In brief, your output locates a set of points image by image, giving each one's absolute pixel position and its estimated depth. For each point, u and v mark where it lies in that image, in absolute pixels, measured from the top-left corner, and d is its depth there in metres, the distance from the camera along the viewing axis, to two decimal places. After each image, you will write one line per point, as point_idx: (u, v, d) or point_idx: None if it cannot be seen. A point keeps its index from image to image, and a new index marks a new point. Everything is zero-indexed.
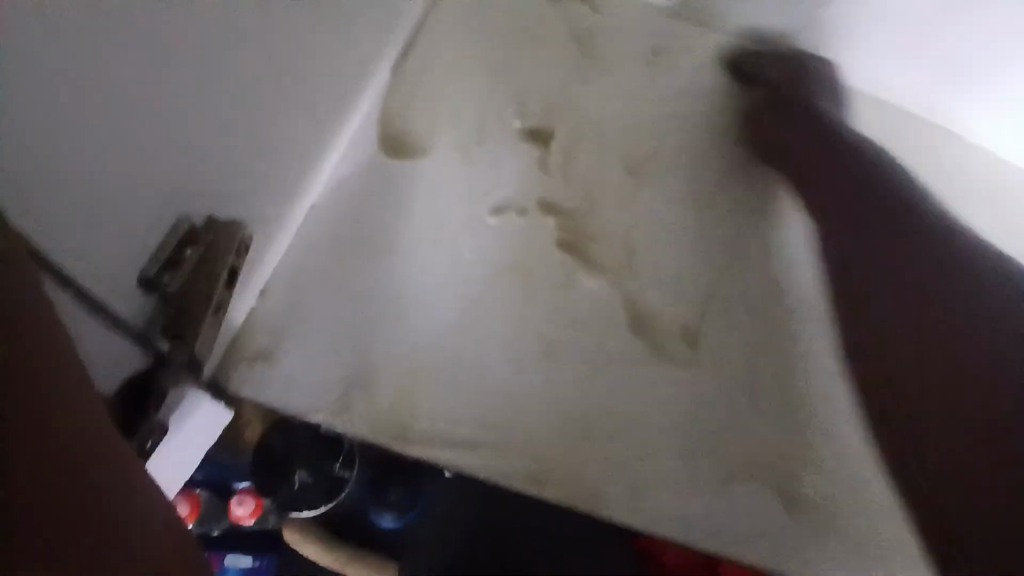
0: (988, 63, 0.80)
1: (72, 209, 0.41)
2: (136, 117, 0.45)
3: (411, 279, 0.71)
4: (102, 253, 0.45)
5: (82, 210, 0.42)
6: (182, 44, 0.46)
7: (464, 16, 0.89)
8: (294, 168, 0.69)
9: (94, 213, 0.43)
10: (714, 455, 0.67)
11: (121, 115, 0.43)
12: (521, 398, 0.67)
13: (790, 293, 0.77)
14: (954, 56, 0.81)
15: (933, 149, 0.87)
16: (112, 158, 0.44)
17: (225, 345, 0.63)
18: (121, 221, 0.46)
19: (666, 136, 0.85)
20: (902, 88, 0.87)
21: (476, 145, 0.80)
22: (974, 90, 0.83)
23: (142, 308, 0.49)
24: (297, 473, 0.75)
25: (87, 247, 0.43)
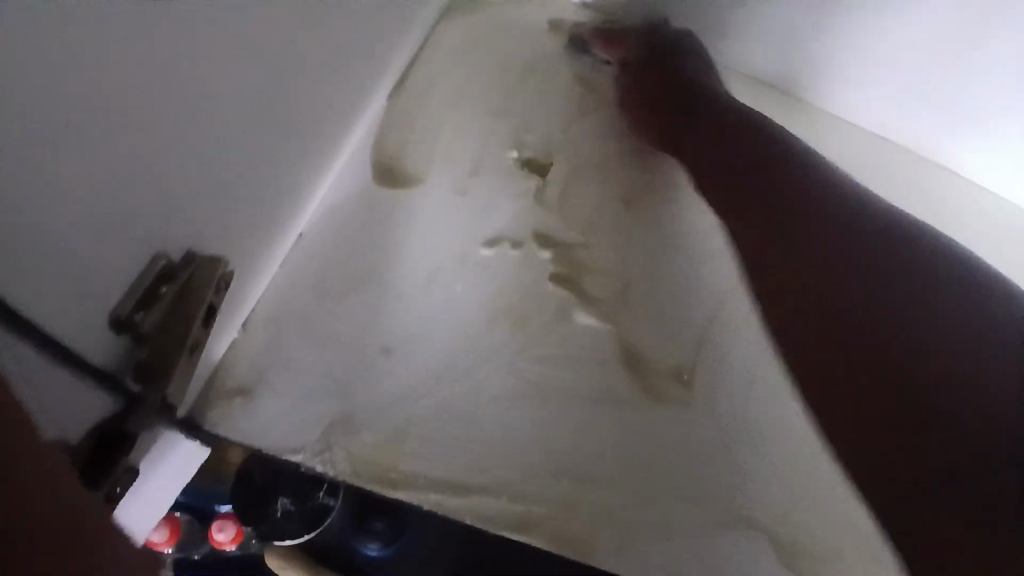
0: (992, 105, 0.82)
1: (43, 246, 0.40)
2: (114, 151, 0.43)
3: (399, 318, 0.69)
4: (68, 294, 0.42)
5: (54, 248, 0.40)
6: (165, 72, 0.45)
7: (463, 53, 0.92)
8: (286, 197, 0.68)
9: (67, 252, 0.41)
10: (712, 506, 0.65)
11: (103, 143, 0.42)
12: (511, 440, 0.65)
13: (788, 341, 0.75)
14: (959, 94, 0.84)
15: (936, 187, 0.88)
16: (94, 194, 0.42)
17: (204, 380, 0.61)
18: (94, 261, 0.44)
19: (660, 174, 0.86)
20: (905, 126, 0.90)
21: (471, 177, 0.80)
22: (981, 129, 0.85)
23: (114, 349, 0.47)
24: (279, 502, 0.67)
25: (51, 286, 0.41)
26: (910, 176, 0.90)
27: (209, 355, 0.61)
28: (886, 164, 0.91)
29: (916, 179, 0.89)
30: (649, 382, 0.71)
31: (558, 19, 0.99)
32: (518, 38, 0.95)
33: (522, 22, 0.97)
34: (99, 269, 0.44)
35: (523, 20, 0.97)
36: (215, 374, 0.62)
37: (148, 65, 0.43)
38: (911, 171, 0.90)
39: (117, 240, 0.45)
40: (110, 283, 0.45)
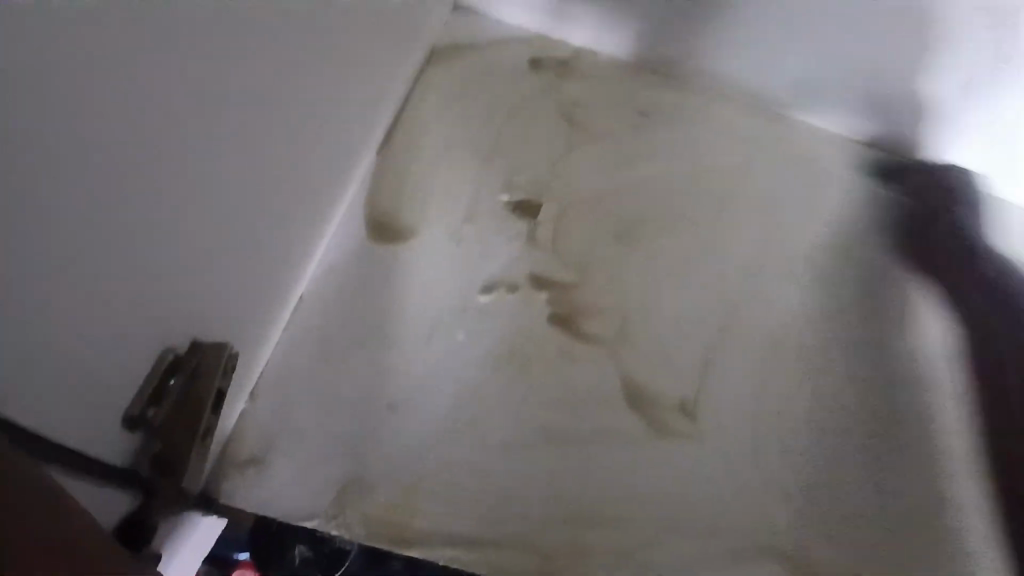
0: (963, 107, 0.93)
1: (55, 369, 0.41)
2: (106, 260, 0.44)
3: (404, 373, 0.70)
4: (81, 405, 0.44)
5: (63, 366, 0.41)
6: (154, 173, 0.46)
7: (448, 99, 0.93)
8: (285, 263, 0.70)
9: (75, 366, 0.42)
10: (723, 537, 0.66)
11: (98, 255, 0.43)
12: (522, 487, 0.66)
13: (782, 367, 0.77)
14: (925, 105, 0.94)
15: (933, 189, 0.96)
16: (93, 306, 0.43)
17: (217, 451, 0.62)
18: (103, 368, 0.45)
19: (649, 205, 0.88)
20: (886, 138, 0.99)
21: (465, 224, 0.82)
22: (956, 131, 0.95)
23: (130, 444, 0.49)
24: (296, 547, 0.66)
25: (65, 401, 0.42)
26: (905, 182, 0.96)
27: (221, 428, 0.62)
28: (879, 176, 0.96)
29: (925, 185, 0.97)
30: (653, 417, 0.72)
31: (538, 56, 1.00)
32: (501, 79, 0.97)
33: (504, 62, 0.99)
34: (107, 370, 0.45)
35: (504, 61, 0.99)
36: (228, 444, 0.63)
37: (143, 168, 0.45)
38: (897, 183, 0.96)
39: (123, 338, 0.47)
40: (120, 382, 0.47)
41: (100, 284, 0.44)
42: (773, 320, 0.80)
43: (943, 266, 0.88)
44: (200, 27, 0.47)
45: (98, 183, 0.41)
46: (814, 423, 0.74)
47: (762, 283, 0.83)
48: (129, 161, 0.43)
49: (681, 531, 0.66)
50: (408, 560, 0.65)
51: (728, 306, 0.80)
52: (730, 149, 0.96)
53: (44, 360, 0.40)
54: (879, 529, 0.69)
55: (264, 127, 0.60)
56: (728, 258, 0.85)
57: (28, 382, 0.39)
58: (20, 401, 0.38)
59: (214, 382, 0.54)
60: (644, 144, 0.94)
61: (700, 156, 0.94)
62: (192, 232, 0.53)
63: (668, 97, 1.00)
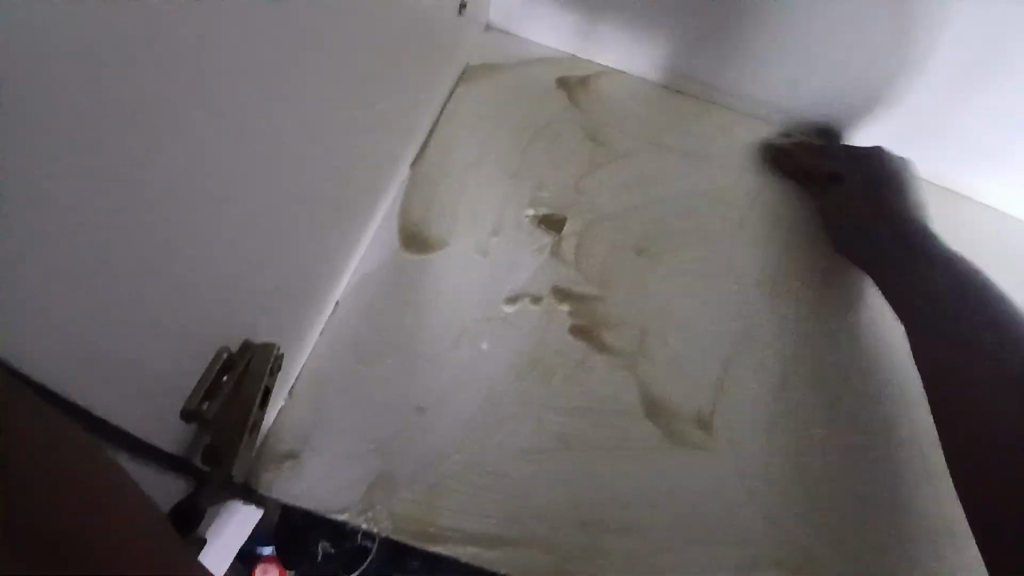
0: (990, 148, 0.94)
1: (111, 364, 0.45)
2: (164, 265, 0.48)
3: (431, 379, 0.74)
4: (136, 397, 0.48)
5: (119, 361, 0.46)
6: (205, 186, 0.50)
7: (479, 117, 0.97)
8: (323, 270, 0.74)
9: (128, 362, 0.46)
10: (736, 548, 0.68)
11: (156, 261, 0.47)
12: (542, 492, 0.69)
13: (798, 384, 0.79)
14: (953, 136, 0.95)
15: (948, 212, 0.99)
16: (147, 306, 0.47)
17: (257, 445, 0.66)
18: (156, 365, 0.49)
19: (670, 224, 0.91)
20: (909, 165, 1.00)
21: (492, 238, 0.86)
22: (980, 165, 0.97)
23: (182, 435, 0.53)
24: (320, 543, 0.65)
25: (121, 392, 0.46)
26: (925, 202, 0.99)
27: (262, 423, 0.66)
28: (901, 192, 1.00)
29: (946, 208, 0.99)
30: (669, 429, 0.74)
31: (565, 76, 1.04)
32: (529, 98, 1.01)
33: (532, 82, 1.03)
34: (156, 362, 0.49)
35: (532, 81, 1.03)
36: (267, 439, 0.67)
37: (195, 180, 0.49)
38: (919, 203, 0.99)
39: (174, 337, 0.51)
40: (170, 375, 0.51)
41: (156, 287, 0.47)
42: (790, 338, 0.83)
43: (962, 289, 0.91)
44: (246, 48, 0.51)
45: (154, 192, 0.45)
46: (830, 439, 0.76)
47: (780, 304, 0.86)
48: (183, 174, 0.47)
49: (697, 542, 0.68)
50: (428, 557, 0.65)
51: (745, 323, 0.83)
52: (752, 173, 0.98)
53: (103, 351, 0.44)
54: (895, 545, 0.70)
55: (306, 143, 0.64)
56: (748, 276, 0.87)
57: (89, 376, 0.43)
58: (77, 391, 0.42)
59: (261, 380, 0.58)
60: (667, 164, 0.97)
61: (721, 177, 0.97)
62: (235, 239, 0.57)
63: (691, 118, 1.03)
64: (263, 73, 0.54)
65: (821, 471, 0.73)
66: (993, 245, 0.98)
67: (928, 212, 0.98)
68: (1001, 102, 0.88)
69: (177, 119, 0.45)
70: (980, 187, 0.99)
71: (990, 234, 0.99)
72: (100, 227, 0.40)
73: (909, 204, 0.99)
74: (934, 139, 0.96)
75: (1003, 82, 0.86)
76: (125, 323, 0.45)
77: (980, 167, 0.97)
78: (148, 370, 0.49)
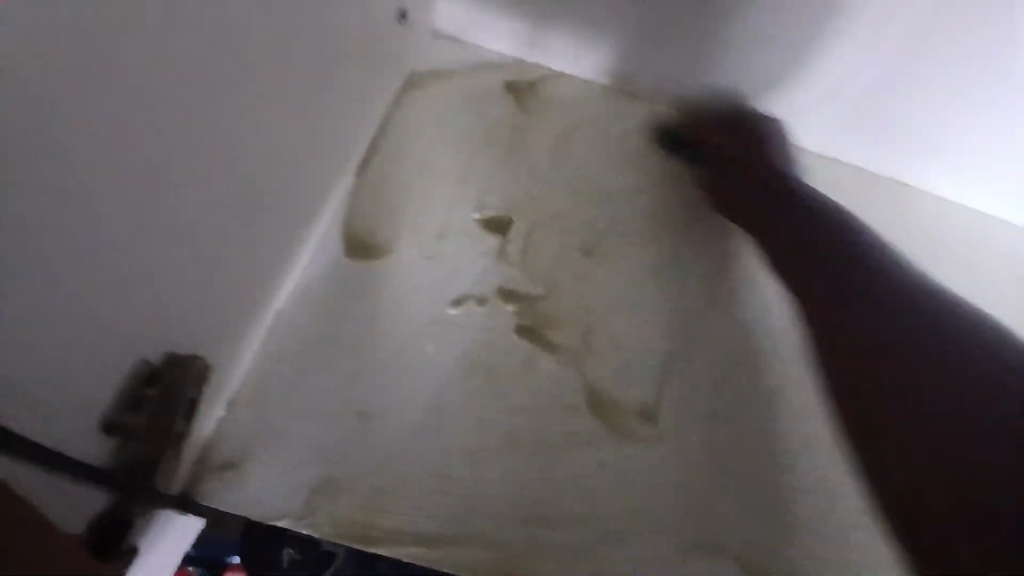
0: (949, 137, 0.99)
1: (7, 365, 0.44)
2: (65, 268, 0.46)
3: (375, 382, 0.75)
4: (40, 406, 0.47)
5: (16, 362, 0.44)
6: (117, 195, 0.49)
7: (429, 124, 0.99)
8: (267, 278, 0.75)
9: (30, 366, 0.46)
10: (680, 537, 0.69)
11: (54, 267, 0.45)
12: (484, 489, 0.70)
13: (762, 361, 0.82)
14: (909, 127, 1.00)
15: (908, 210, 1.05)
16: (47, 312, 0.46)
17: (193, 458, 0.66)
18: (65, 370, 0.49)
19: (632, 220, 0.94)
20: (860, 158, 1.06)
21: (438, 242, 0.87)
22: (945, 158, 1.02)
23: (103, 447, 0.54)
24: (284, 550, 0.65)
25: (22, 400, 0.45)
26: (881, 195, 1.05)
27: (196, 434, 0.66)
28: (855, 185, 1.06)
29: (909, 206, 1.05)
30: (614, 423, 0.76)
31: (512, 81, 1.06)
32: (476, 103, 1.02)
33: (479, 86, 1.04)
34: (72, 366, 0.49)
35: (478, 87, 1.04)
36: (207, 448, 0.67)
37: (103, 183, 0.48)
38: (872, 192, 1.06)
39: (87, 346, 0.50)
40: (89, 375, 0.51)
41: (54, 295, 0.46)
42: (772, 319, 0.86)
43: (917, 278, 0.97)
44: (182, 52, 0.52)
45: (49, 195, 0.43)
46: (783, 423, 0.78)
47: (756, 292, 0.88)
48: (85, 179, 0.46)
49: (639, 533, 0.69)
50: (397, 559, 0.66)
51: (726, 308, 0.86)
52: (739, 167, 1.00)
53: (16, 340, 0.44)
54: (865, 513, 0.72)
55: (247, 143, 0.66)
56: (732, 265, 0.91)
57: None
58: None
59: (186, 390, 0.59)
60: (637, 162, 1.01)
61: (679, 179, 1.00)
62: (158, 241, 0.55)
63: (636, 119, 1.06)
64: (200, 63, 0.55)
65: (768, 450, 0.75)
66: (963, 246, 1.03)
67: (914, 214, 1.04)
68: (987, 84, 0.92)
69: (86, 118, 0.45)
70: (946, 186, 1.05)
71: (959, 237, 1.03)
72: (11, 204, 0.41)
73: (855, 198, 1.05)
74: (898, 126, 1.00)
75: (987, 78, 0.91)
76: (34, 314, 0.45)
77: (944, 160, 1.02)
78: (56, 377, 0.48)
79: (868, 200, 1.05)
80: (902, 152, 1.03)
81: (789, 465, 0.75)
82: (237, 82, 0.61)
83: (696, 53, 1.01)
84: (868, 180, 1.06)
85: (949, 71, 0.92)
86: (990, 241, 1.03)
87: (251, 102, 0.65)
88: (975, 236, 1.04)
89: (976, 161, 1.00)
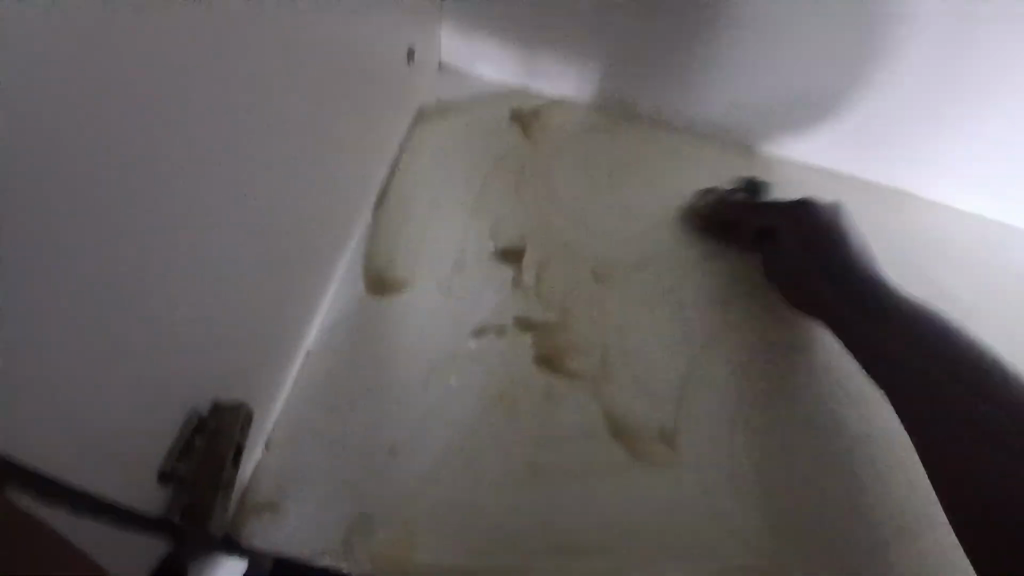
0: (937, 154, 1.03)
1: (81, 416, 0.47)
2: (124, 325, 0.49)
3: (403, 417, 0.77)
4: (102, 456, 0.49)
5: (87, 415, 0.47)
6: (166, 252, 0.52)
7: (441, 158, 1.02)
8: (295, 320, 0.78)
9: (95, 416, 0.48)
10: (706, 559, 0.71)
11: (117, 326, 0.48)
12: (515, 518, 0.72)
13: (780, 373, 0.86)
14: (904, 144, 1.04)
15: (907, 216, 1.06)
16: (110, 366, 0.49)
17: (236, 499, 0.68)
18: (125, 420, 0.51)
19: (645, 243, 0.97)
20: (857, 172, 1.09)
21: (456, 276, 0.89)
22: (937, 169, 1.05)
23: (161, 495, 0.57)
24: None
25: (89, 451, 0.48)
26: (878, 206, 1.07)
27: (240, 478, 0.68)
28: (852, 196, 1.08)
29: (904, 215, 1.07)
30: (637, 449, 0.78)
31: (518, 112, 1.10)
32: (486, 135, 1.06)
33: (487, 119, 1.08)
34: (131, 412, 0.52)
35: (485, 119, 1.08)
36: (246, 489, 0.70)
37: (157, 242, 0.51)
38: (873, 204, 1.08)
39: (141, 398, 0.53)
40: (148, 421, 0.54)
41: (117, 353, 0.49)
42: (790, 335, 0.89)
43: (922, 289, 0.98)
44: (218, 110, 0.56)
45: (114, 259, 0.47)
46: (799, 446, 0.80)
47: (774, 318, 0.92)
48: (141, 240, 0.49)
49: (667, 555, 0.71)
50: None
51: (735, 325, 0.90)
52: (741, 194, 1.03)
53: (90, 389, 0.47)
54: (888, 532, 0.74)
55: (276, 190, 0.69)
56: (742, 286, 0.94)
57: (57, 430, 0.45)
58: (55, 433, 0.44)
59: (234, 437, 0.62)
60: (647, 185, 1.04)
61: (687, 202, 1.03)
62: (199, 294, 0.58)
63: (639, 143, 1.10)
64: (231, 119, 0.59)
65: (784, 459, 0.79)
66: (966, 250, 1.03)
67: (910, 221, 1.06)
68: (971, 98, 0.95)
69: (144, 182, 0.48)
70: (937, 195, 1.07)
71: (964, 242, 1.04)
72: (91, 254, 0.44)
73: (855, 207, 1.07)
74: (894, 144, 1.04)
75: (987, 101, 0.95)
76: (105, 361, 0.48)
77: (936, 170, 1.05)
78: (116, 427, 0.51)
79: (866, 211, 1.07)
80: (895, 162, 1.06)
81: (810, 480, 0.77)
82: (267, 140, 0.65)
83: (692, 79, 1.06)
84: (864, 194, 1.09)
85: (937, 91, 0.96)
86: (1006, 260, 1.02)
87: (278, 150, 0.68)
88: (978, 241, 1.04)
89: (964, 175, 1.03)
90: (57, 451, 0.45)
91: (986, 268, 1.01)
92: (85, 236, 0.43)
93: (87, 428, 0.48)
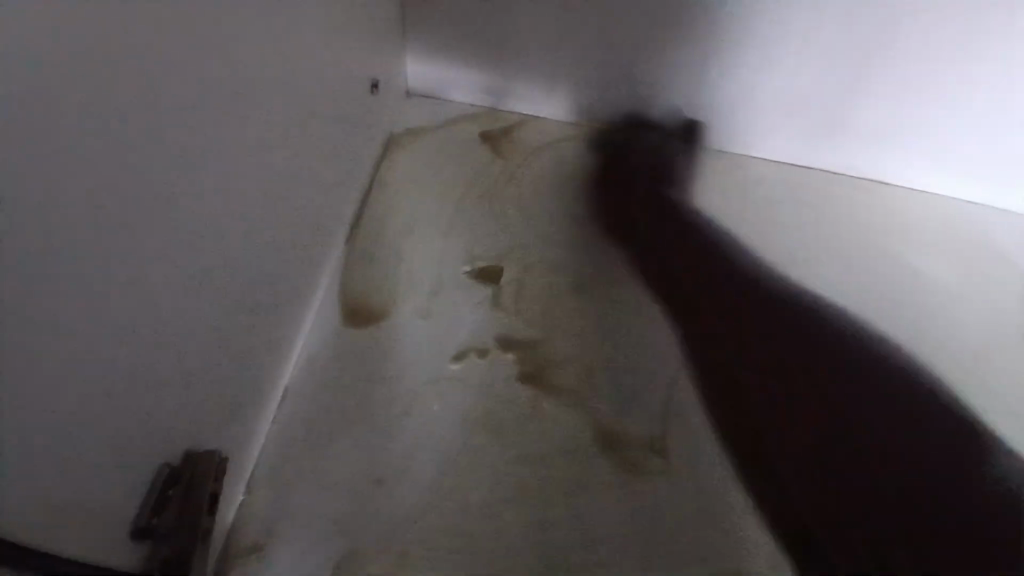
0: (902, 136, 1.03)
1: (51, 470, 0.46)
2: (92, 377, 0.49)
3: (385, 448, 0.76)
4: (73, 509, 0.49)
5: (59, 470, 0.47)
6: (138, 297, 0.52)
7: (413, 182, 1.02)
8: (273, 356, 0.78)
9: (67, 468, 0.47)
10: (700, 565, 0.70)
11: (87, 376, 0.48)
12: (504, 540, 0.71)
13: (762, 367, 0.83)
14: (871, 127, 1.03)
15: (880, 198, 1.04)
16: (82, 419, 0.48)
17: (220, 543, 0.68)
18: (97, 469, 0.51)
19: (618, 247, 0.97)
20: (827, 162, 1.08)
21: (432, 300, 0.89)
22: (903, 152, 1.04)
23: (136, 548, 0.56)
24: None
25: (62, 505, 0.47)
26: (847, 193, 1.05)
27: (220, 522, 0.68)
28: (823, 183, 1.07)
29: (876, 200, 1.04)
30: (622, 459, 0.77)
31: (487, 131, 1.10)
32: (456, 157, 1.06)
33: (456, 140, 1.09)
34: (106, 460, 0.52)
35: (453, 142, 1.08)
36: (231, 531, 0.69)
37: (123, 290, 0.51)
38: (845, 188, 1.07)
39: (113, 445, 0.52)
40: (120, 470, 0.53)
41: (88, 406, 0.49)
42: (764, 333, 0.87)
43: (904, 275, 0.95)
44: (186, 150, 0.56)
45: (80, 310, 0.46)
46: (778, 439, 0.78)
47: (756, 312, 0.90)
48: (104, 291, 0.49)
49: (659, 567, 0.70)
50: None
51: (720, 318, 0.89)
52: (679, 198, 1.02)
53: (61, 444, 0.47)
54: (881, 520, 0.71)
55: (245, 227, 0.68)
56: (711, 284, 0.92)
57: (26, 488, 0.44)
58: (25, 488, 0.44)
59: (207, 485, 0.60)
60: (617, 188, 1.04)
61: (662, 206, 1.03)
62: (169, 337, 0.57)
63: (609, 149, 1.10)
64: (200, 169, 0.59)
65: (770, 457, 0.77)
66: (939, 234, 1.00)
67: (878, 206, 1.04)
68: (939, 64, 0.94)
69: (108, 232, 0.48)
70: (911, 177, 1.06)
71: (940, 224, 1.02)
72: (46, 317, 0.44)
73: (817, 194, 1.05)
74: (857, 128, 1.04)
75: (949, 70, 0.95)
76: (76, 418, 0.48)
77: (903, 156, 1.04)
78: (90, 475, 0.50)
79: (836, 197, 1.05)
80: (864, 148, 1.05)
81: (806, 483, 0.74)
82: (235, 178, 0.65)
83: (656, 85, 1.07)
84: (834, 182, 1.08)
85: (899, 65, 0.96)
86: (983, 233, 1.01)
87: (246, 183, 0.68)
88: (955, 220, 1.02)
89: (931, 153, 1.03)
90: (26, 505, 0.44)
91: (966, 248, 0.99)
92: (38, 294, 0.43)
93: (61, 486, 0.47)
